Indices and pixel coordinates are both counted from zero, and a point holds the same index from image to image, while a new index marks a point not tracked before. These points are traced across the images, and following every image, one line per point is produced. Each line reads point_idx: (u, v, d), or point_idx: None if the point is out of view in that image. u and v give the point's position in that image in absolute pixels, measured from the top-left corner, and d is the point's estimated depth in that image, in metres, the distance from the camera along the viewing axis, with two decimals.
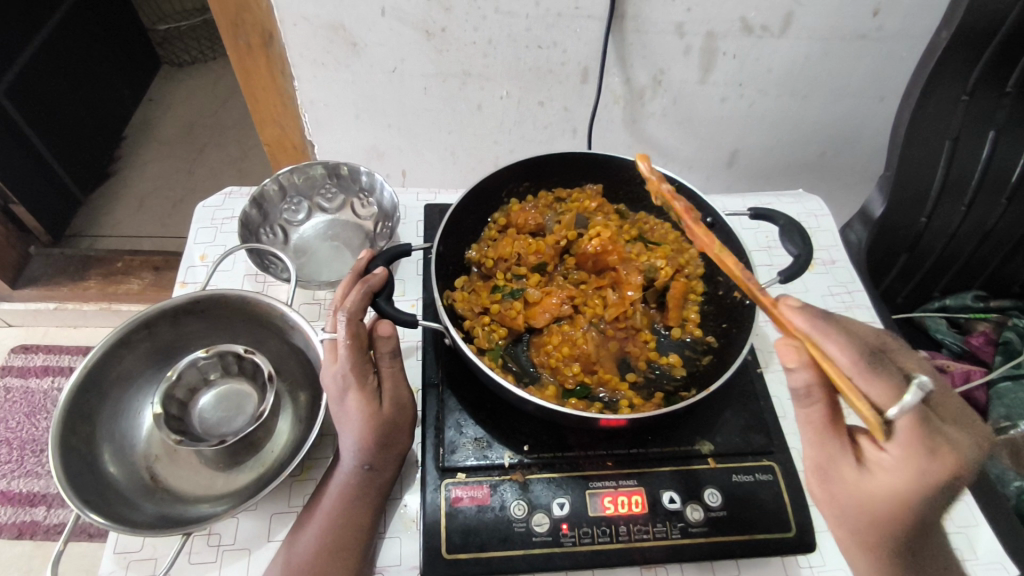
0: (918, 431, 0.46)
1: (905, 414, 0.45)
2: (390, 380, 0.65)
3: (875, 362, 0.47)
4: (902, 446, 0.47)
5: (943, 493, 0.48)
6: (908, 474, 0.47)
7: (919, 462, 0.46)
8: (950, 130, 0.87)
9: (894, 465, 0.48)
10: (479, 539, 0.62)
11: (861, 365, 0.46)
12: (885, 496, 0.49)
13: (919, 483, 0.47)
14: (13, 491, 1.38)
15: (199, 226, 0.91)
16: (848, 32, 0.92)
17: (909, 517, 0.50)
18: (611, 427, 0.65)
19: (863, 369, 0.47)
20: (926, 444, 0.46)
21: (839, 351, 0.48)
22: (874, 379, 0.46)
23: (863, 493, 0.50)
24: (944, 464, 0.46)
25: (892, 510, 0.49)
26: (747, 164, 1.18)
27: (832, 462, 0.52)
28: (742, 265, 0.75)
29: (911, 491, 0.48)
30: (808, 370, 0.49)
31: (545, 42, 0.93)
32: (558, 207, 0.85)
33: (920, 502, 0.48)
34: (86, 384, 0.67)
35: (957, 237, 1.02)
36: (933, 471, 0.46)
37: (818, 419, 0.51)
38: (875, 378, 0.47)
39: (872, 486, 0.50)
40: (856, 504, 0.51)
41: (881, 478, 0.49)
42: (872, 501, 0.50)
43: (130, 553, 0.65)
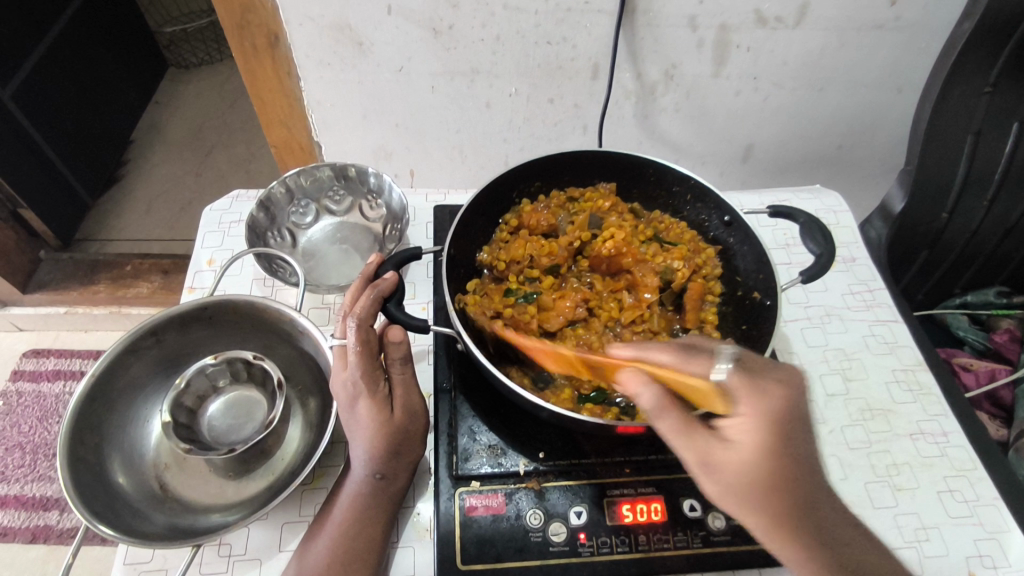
0: (747, 378, 0.50)
1: (729, 371, 0.50)
2: (402, 387, 0.64)
3: (687, 349, 0.54)
4: (742, 399, 0.49)
5: (791, 429, 0.49)
6: (761, 419, 0.49)
7: (759, 402, 0.49)
8: (971, 124, 0.85)
9: (744, 420, 0.49)
10: (495, 549, 0.61)
11: (680, 353, 0.53)
12: (756, 456, 0.48)
13: (770, 424, 0.48)
14: (26, 495, 1.38)
15: (206, 230, 0.90)
16: (865, 23, 0.89)
17: (787, 472, 0.49)
18: (629, 434, 0.63)
19: (679, 356, 0.52)
20: (756, 385, 0.49)
21: (662, 353, 0.53)
22: (694, 358, 0.52)
23: (738, 467, 0.49)
24: (779, 394, 0.49)
25: (770, 469, 0.48)
26: (762, 159, 1.15)
27: (705, 451, 0.50)
28: (762, 264, 0.74)
29: (768, 435, 0.48)
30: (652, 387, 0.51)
31: (554, 38, 0.91)
32: (571, 207, 0.83)
33: (785, 449, 0.49)
34: (93, 393, 0.66)
35: (978, 235, 1.00)
36: (774, 403, 0.49)
37: (678, 423, 0.50)
38: (697, 358, 0.52)
39: (741, 456, 0.49)
40: (741, 483, 0.49)
41: (743, 443, 0.49)
42: (748, 469, 0.49)
43: (141, 564, 0.64)
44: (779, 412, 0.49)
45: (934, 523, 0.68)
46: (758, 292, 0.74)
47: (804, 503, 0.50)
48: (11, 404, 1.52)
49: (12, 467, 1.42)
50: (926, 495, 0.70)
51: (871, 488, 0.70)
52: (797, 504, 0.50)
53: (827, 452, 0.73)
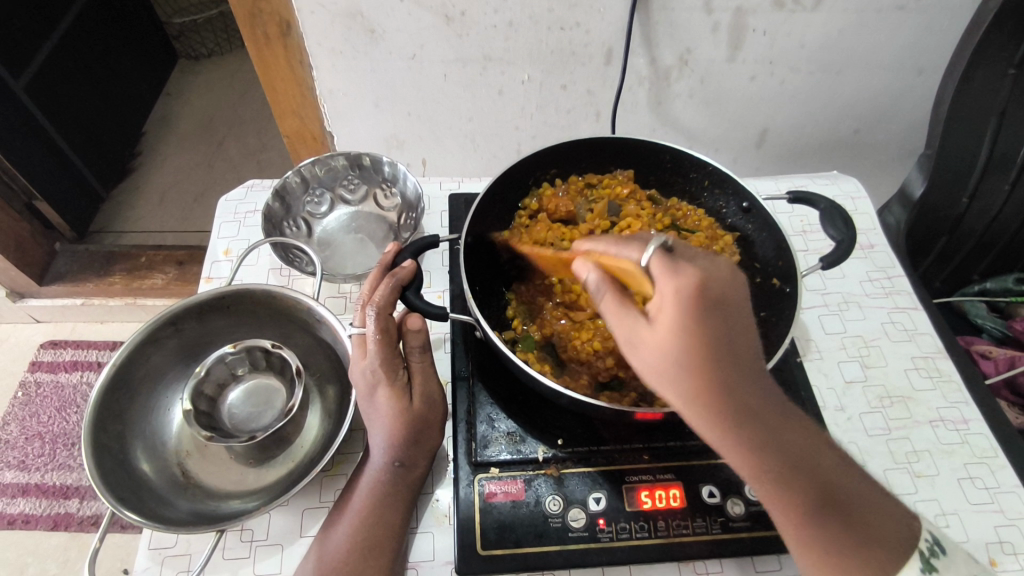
0: (666, 260, 0.47)
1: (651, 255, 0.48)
2: (421, 375, 0.64)
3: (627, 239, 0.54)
4: (658, 282, 0.47)
5: (710, 309, 0.45)
6: (674, 299, 0.46)
7: (671, 282, 0.46)
8: (996, 104, 0.83)
9: (661, 304, 0.47)
10: (515, 535, 0.61)
11: (619, 241, 0.55)
12: (669, 339, 0.46)
13: (683, 305, 0.45)
14: (47, 483, 1.40)
15: (222, 220, 0.90)
16: (884, 4, 0.87)
17: (710, 352, 0.45)
18: (647, 420, 0.63)
19: (619, 245, 0.54)
20: (672, 268, 0.47)
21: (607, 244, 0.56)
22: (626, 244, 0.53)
23: (656, 345, 0.47)
24: (694, 275, 0.46)
25: (689, 349, 0.45)
26: (776, 145, 1.14)
27: (631, 331, 0.49)
28: (781, 251, 0.73)
29: (682, 313, 0.45)
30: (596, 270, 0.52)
31: (568, 23, 0.90)
32: (590, 193, 0.82)
33: (701, 331, 0.45)
34: (115, 381, 0.67)
35: (998, 221, 0.98)
36: (685, 286, 0.45)
37: (610, 304, 0.51)
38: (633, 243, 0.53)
39: (656, 336, 0.47)
40: (662, 361, 0.47)
41: (660, 322, 0.47)
42: (667, 355, 0.47)
43: (165, 549, 0.64)
44: (693, 292, 0.45)
45: (955, 510, 0.67)
46: (778, 279, 0.74)
47: (733, 389, 0.46)
48: (30, 395, 1.54)
49: (32, 456, 1.44)
50: (946, 483, 0.70)
51: (890, 475, 0.70)
52: (728, 396, 0.46)
53: (848, 439, 0.73)
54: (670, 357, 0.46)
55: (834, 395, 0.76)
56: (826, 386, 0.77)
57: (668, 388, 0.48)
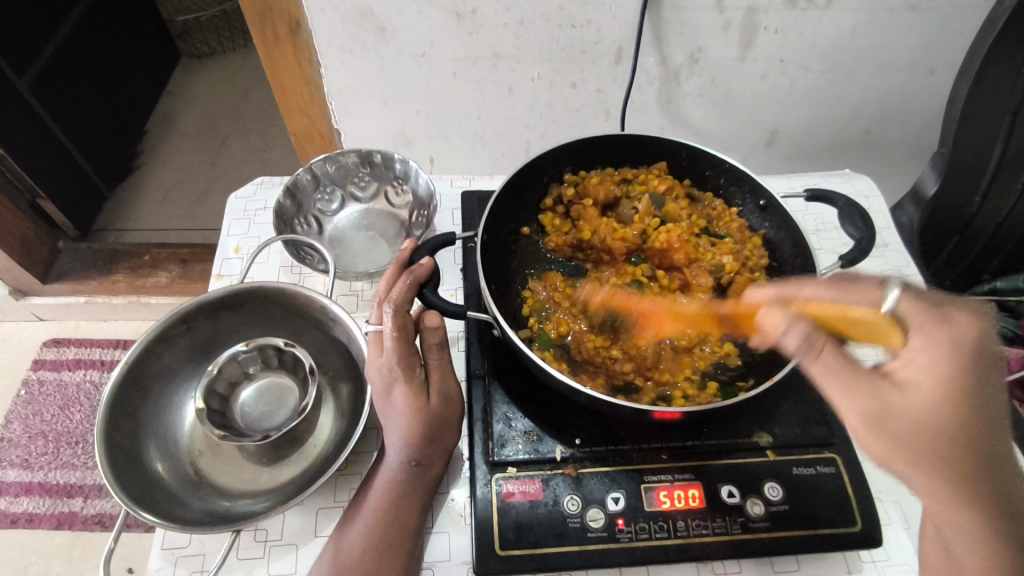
0: (925, 314, 0.51)
1: (899, 301, 0.52)
2: (438, 373, 0.63)
3: (839, 288, 0.56)
4: (925, 333, 0.50)
5: (986, 370, 0.49)
6: (948, 354, 0.49)
7: (942, 336, 0.50)
8: (1010, 103, 0.82)
9: (924, 360, 0.50)
10: (533, 535, 0.61)
11: (829, 290, 0.57)
12: (933, 400, 0.48)
13: (958, 361, 0.49)
14: (50, 482, 1.39)
15: (232, 218, 0.89)
16: (898, 3, 0.87)
17: (975, 418, 0.48)
18: (666, 420, 0.62)
19: (835, 291, 0.56)
20: (940, 318, 0.51)
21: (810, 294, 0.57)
22: (849, 291, 0.55)
23: (916, 408, 0.48)
24: (965, 332, 0.50)
25: (959, 413, 0.48)
26: (787, 144, 1.13)
27: (877, 394, 0.49)
28: (799, 249, 0.73)
29: (957, 374, 0.48)
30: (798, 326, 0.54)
31: (579, 21, 0.89)
32: (625, 188, 0.81)
33: (970, 393, 0.48)
34: (127, 380, 0.67)
35: (1010, 222, 0.96)
36: (962, 338, 0.49)
37: (836, 363, 0.51)
38: (856, 292, 0.55)
39: (919, 397, 0.48)
40: (921, 428, 0.48)
41: (923, 384, 0.49)
42: (929, 417, 0.48)
43: (178, 549, 0.64)
44: (963, 350, 0.49)
45: None
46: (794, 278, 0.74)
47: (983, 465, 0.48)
48: (33, 393, 1.53)
49: (35, 454, 1.43)
50: None
51: None
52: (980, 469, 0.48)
53: None
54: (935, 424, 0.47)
55: None
56: None
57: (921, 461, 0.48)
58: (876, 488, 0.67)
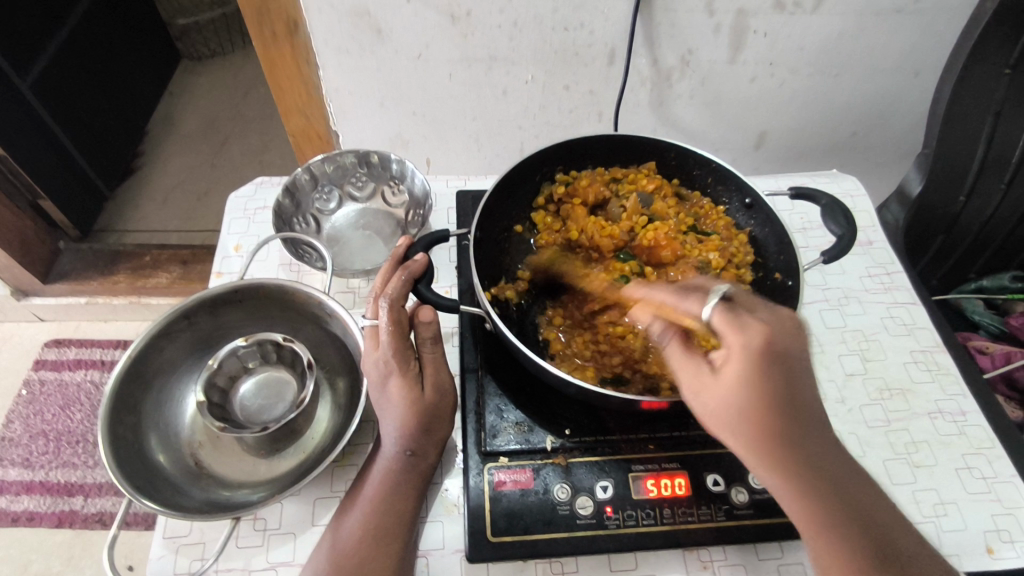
0: (730, 318, 0.50)
1: (714, 309, 0.50)
2: (432, 366, 0.65)
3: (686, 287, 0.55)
4: (726, 336, 0.50)
5: (779, 364, 0.49)
6: (741, 354, 0.49)
7: (738, 337, 0.49)
8: (992, 104, 0.84)
9: (729, 356, 0.50)
10: (524, 522, 0.62)
11: (677, 293, 0.55)
12: (737, 391, 0.50)
13: (751, 363, 0.49)
14: (51, 481, 1.41)
15: (233, 216, 0.92)
16: (883, 6, 0.89)
17: (775, 404, 0.49)
18: (653, 410, 0.64)
19: (678, 295, 0.55)
20: (739, 323, 0.50)
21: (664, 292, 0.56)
22: (686, 296, 0.54)
23: (722, 395, 0.51)
24: (760, 332, 0.49)
25: (755, 401, 0.49)
26: (776, 145, 1.16)
27: (698, 382, 0.53)
28: (783, 245, 0.76)
29: (754, 368, 0.49)
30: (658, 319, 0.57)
31: (572, 24, 0.91)
32: (615, 187, 0.83)
33: (767, 388, 0.49)
34: (129, 374, 0.68)
35: (993, 220, 1.00)
36: (752, 343, 0.49)
37: (680, 351, 0.55)
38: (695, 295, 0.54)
39: (723, 385, 0.50)
40: (729, 410, 0.51)
41: (727, 376, 0.50)
42: (731, 401, 0.50)
43: (180, 538, 0.66)
44: (762, 349, 0.49)
45: (953, 499, 0.69)
46: (780, 273, 0.76)
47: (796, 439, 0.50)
48: (34, 393, 1.55)
49: (36, 453, 1.45)
50: (944, 473, 0.71)
51: (889, 465, 0.71)
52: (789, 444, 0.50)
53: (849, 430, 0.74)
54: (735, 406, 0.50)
55: (834, 387, 0.78)
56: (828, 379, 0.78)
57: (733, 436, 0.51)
58: None
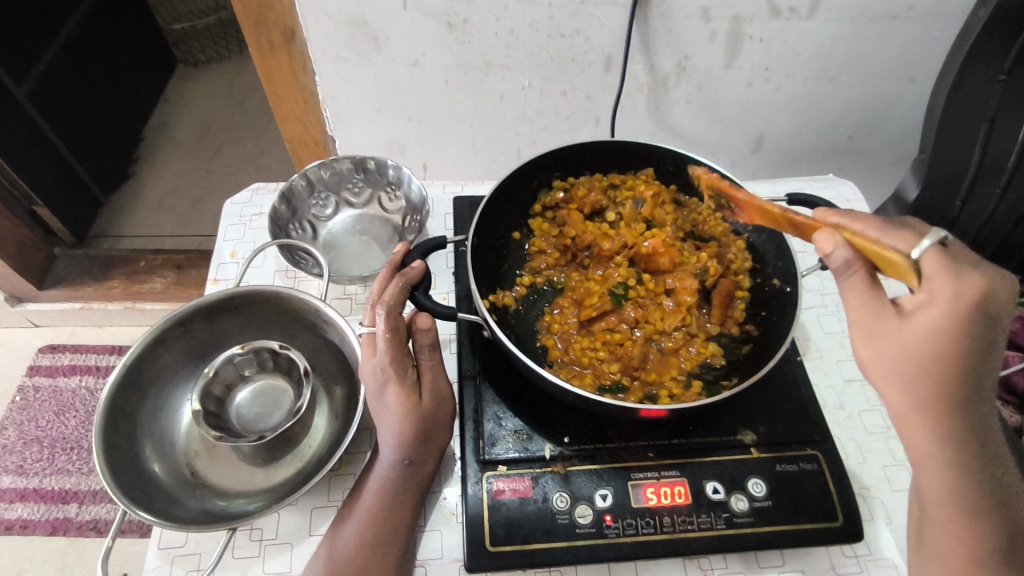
0: (946, 262, 0.50)
1: (926, 251, 0.50)
2: (430, 373, 0.65)
3: (888, 224, 0.54)
4: (931, 281, 0.50)
5: (984, 321, 0.48)
6: (946, 302, 0.48)
7: (953, 286, 0.48)
8: (986, 110, 0.84)
9: (928, 301, 0.49)
10: (522, 531, 0.62)
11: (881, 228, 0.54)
12: (926, 339, 0.49)
13: (958, 313, 0.48)
14: (45, 488, 1.40)
15: (228, 223, 0.91)
16: (878, 13, 0.89)
17: (963, 359, 0.48)
18: (652, 418, 0.64)
19: (882, 229, 0.54)
20: (954, 269, 0.49)
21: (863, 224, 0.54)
22: (896, 233, 0.53)
23: (906, 339, 0.50)
24: (977, 285, 0.48)
25: (942, 350, 0.48)
26: (773, 150, 1.16)
27: (876, 321, 0.51)
28: (782, 252, 0.76)
29: (954, 316, 0.48)
30: (845, 248, 0.53)
31: (568, 30, 0.91)
32: (613, 194, 0.84)
33: (965, 340, 0.48)
34: (124, 382, 0.68)
35: (991, 223, 0.97)
36: (966, 293, 0.48)
37: (863, 288, 0.52)
38: (904, 235, 0.53)
39: (913, 328, 0.49)
40: (904, 357, 0.50)
41: (920, 318, 0.49)
42: (918, 347, 0.49)
43: (175, 549, 0.65)
44: (971, 302, 0.48)
45: None
46: (777, 279, 0.76)
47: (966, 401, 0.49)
48: (28, 399, 1.53)
49: (30, 461, 1.44)
50: None
51: (889, 471, 0.69)
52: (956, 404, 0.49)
53: (849, 437, 0.72)
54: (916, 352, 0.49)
55: (833, 393, 0.76)
56: (826, 385, 0.76)
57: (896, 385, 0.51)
58: (857, 485, 0.69)
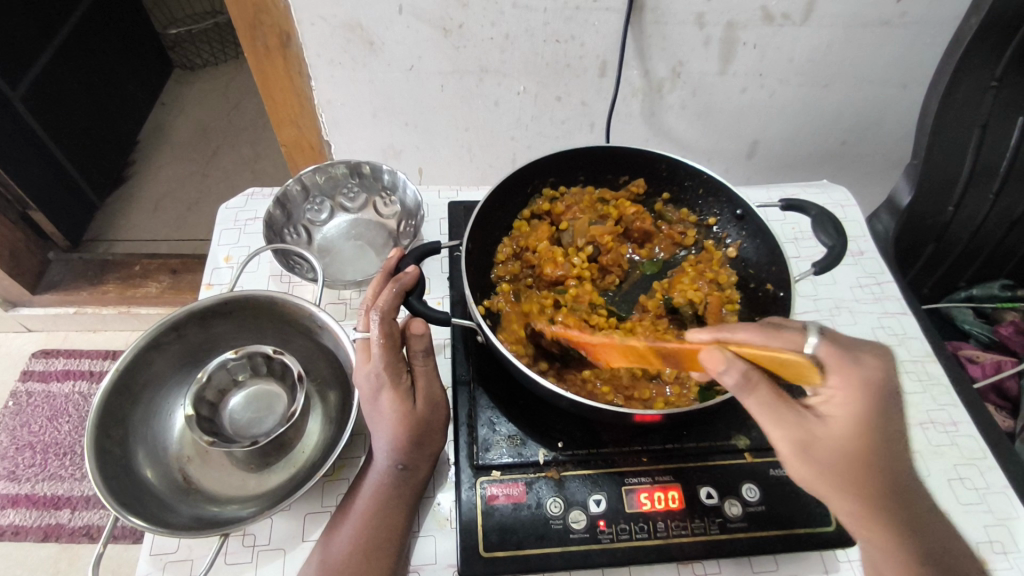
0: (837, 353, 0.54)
1: (820, 343, 0.54)
2: (424, 378, 0.65)
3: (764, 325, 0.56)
4: (836, 374, 0.54)
5: (886, 402, 0.53)
6: (853, 390, 0.53)
7: (855, 376, 0.53)
8: (978, 117, 0.85)
9: (836, 395, 0.54)
10: (516, 537, 0.62)
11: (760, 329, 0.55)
12: (852, 434, 0.53)
13: (866, 400, 0.53)
14: (37, 494, 1.39)
15: (223, 228, 0.91)
16: (871, 19, 0.90)
17: (882, 442, 0.53)
18: (647, 422, 0.64)
19: (764, 333, 0.54)
20: (848, 359, 0.54)
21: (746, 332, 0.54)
22: (773, 332, 0.54)
23: (835, 441, 0.53)
24: (873, 368, 0.54)
25: (865, 441, 0.53)
26: (767, 155, 1.16)
27: (805, 432, 0.53)
28: (775, 256, 0.76)
29: (865, 410, 0.53)
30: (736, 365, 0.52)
31: (563, 36, 0.92)
32: (601, 208, 0.85)
33: (877, 424, 0.53)
34: (117, 387, 0.68)
35: (982, 229, 1.00)
36: (867, 379, 0.53)
37: (771, 398, 0.53)
38: (784, 334, 0.54)
39: (837, 429, 0.53)
40: (836, 455, 0.53)
41: (837, 415, 0.53)
42: (847, 443, 0.53)
43: (167, 554, 0.65)
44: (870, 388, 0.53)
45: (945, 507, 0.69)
46: (771, 284, 0.76)
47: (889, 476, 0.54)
48: (21, 405, 1.52)
49: (23, 466, 1.43)
50: (936, 483, 0.71)
51: None
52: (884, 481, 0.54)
53: None
54: (848, 449, 0.52)
55: None
56: None
57: (835, 486, 0.53)
58: None
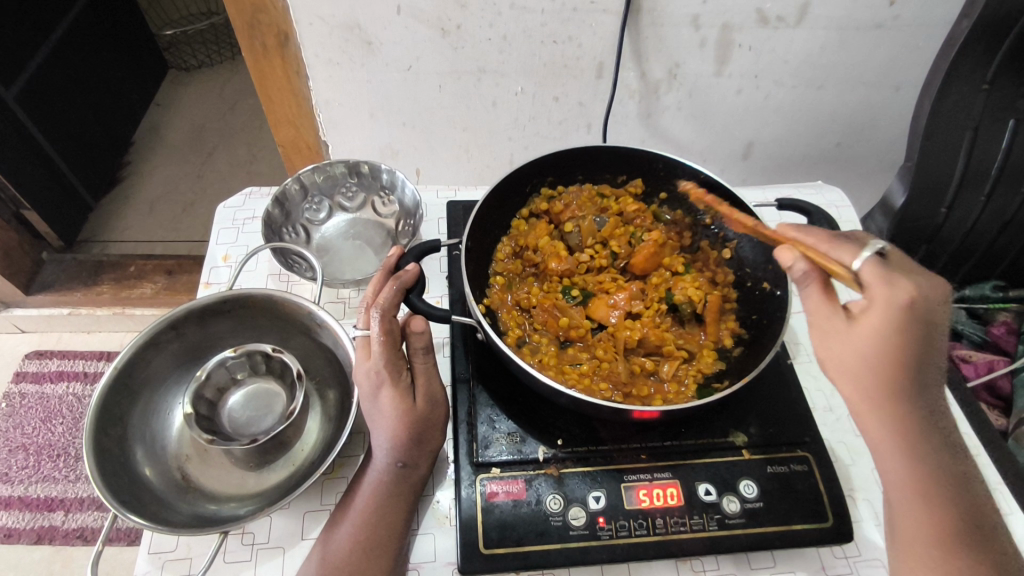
0: (882, 271, 0.51)
1: (868, 261, 0.52)
2: (424, 376, 0.65)
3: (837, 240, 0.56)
4: (870, 288, 0.51)
5: (916, 322, 0.49)
6: (881, 305, 0.50)
7: (884, 292, 0.50)
8: (970, 119, 0.86)
9: (868, 306, 0.51)
10: (516, 534, 0.62)
11: (832, 240, 0.56)
12: (867, 341, 0.50)
13: (894, 316, 0.49)
14: (31, 496, 1.38)
15: (221, 227, 0.91)
16: (864, 22, 0.91)
17: (904, 359, 0.50)
18: (645, 419, 0.65)
19: (830, 243, 0.56)
20: (888, 278, 0.50)
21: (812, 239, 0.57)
22: (840, 245, 0.55)
23: (848, 345, 0.51)
24: (909, 291, 0.49)
25: (880, 352, 0.50)
26: (763, 157, 1.17)
27: (828, 330, 0.53)
28: (772, 256, 0.76)
29: (887, 322, 0.49)
30: (804, 262, 0.54)
31: (560, 37, 0.92)
32: (601, 206, 0.86)
33: (902, 343, 0.49)
34: (116, 385, 0.67)
35: (975, 230, 1.00)
36: (898, 296, 0.49)
37: (818, 299, 0.53)
38: (848, 247, 0.54)
39: (854, 336, 0.51)
40: (850, 359, 0.52)
41: (860, 325, 0.51)
42: (859, 347, 0.51)
43: (165, 553, 0.64)
44: (904, 307, 0.49)
45: None
46: (768, 283, 0.76)
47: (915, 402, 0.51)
48: (14, 406, 1.51)
49: (16, 468, 1.42)
50: None
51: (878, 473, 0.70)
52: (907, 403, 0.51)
53: (839, 440, 0.73)
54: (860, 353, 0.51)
55: (823, 396, 0.77)
56: (816, 387, 0.77)
57: (846, 383, 0.53)
58: (847, 487, 0.69)
